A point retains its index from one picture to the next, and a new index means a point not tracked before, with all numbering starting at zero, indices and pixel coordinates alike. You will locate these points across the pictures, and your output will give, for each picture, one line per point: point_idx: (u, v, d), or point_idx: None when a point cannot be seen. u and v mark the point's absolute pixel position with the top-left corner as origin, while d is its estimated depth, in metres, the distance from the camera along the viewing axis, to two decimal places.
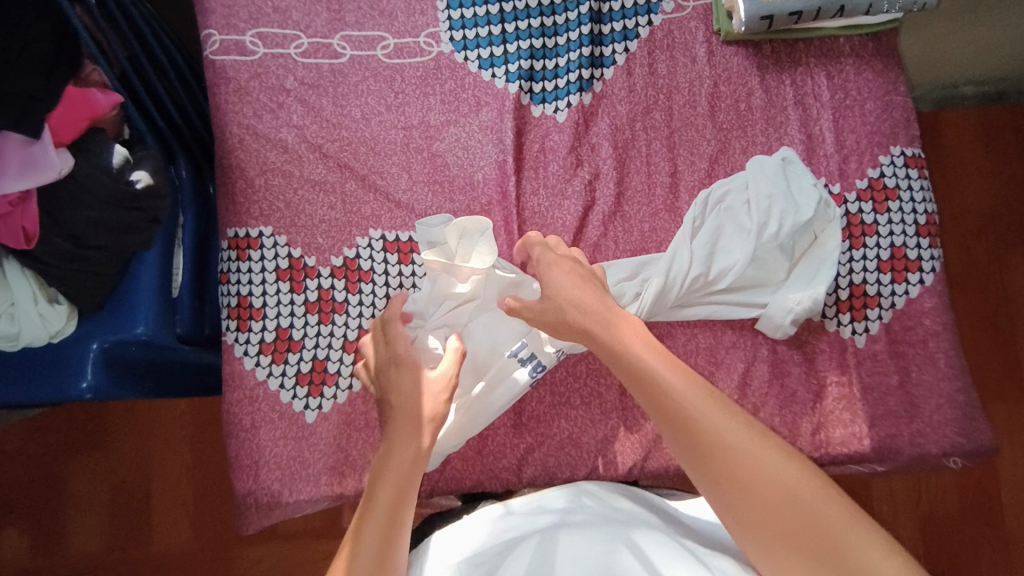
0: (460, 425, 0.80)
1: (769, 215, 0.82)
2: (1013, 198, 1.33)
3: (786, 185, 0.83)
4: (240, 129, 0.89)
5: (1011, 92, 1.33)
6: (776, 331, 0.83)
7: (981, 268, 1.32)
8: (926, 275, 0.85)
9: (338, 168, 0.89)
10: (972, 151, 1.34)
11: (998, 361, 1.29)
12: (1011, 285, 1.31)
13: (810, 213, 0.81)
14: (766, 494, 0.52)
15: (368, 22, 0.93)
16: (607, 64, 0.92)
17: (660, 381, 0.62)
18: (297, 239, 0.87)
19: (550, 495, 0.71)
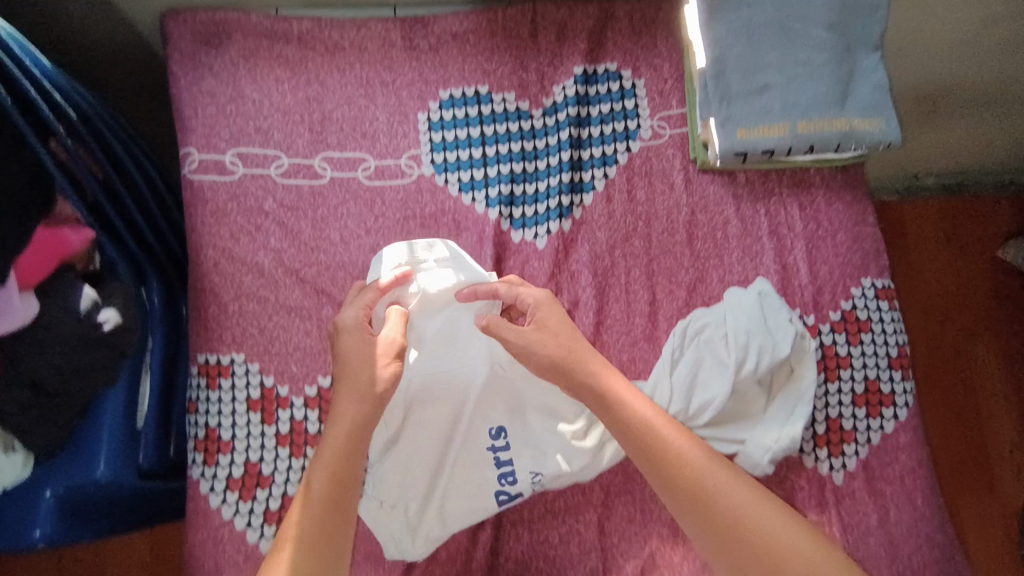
0: (426, 529, 0.79)
1: (747, 350, 0.83)
2: (974, 291, 1.37)
3: (763, 318, 0.84)
4: (215, 252, 0.88)
5: (971, 181, 1.39)
6: (755, 469, 0.82)
7: (945, 359, 1.35)
8: (900, 410, 0.87)
9: (314, 293, 0.88)
10: (934, 245, 1.39)
11: (965, 453, 1.31)
12: (973, 375, 1.34)
13: (786, 351, 0.82)
14: (736, 519, 0.67)
15: (350, 144, 0.93)
16: (587, 189, 0.93)
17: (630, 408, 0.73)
18: (270, 366, 0.85)
19: None
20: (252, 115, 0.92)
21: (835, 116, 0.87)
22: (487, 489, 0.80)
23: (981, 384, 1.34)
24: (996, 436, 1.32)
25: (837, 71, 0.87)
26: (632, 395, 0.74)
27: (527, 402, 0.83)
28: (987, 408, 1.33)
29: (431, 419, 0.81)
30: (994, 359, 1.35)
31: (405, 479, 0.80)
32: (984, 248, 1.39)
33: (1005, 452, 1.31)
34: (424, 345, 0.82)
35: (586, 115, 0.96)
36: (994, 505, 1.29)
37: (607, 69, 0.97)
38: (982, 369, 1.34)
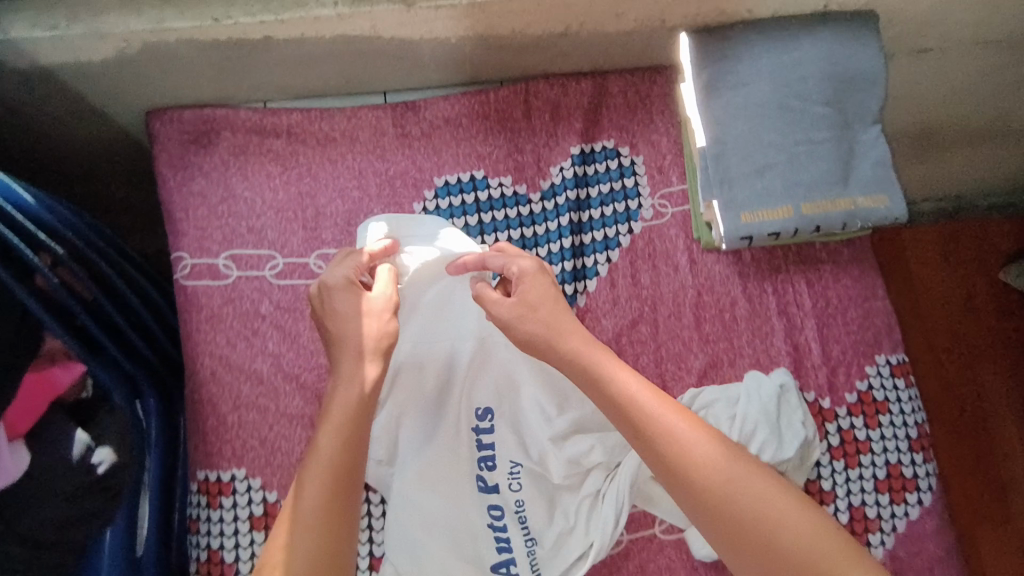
0: (409, 485, 0.82)
1: (751, 440, 0.80)
2: (980, 316, 1.34)
3: (777, 416, 0.82)
4: (212, 361, 0.85)
5: (965, 206, 1.41)
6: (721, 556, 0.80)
7: (955, 386, 1.32)
8: (923, 494, 0.85)
9: (316, 400, 0.85)
10: (937, 274, 1.35)
11: (981, 485, 1.28)
12: (984, 401, 1.32)
13: (790, 454, 0.80)
14: (757, 515, 0.61)
15: (345, 240, 0.91)
16: (590, 275, 0.91)
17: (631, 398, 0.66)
18: (273, 480, 0.82)
19: None
20: (244, 214, 0.90)
21: (839, 196, 0.86)
22: (476, 508, 0.83)
23: (992, 410, 1.31)
24: (1010, 463, 1.29)
25: (839, 148, 0.86)
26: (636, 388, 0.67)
27: (521, 385, 0.85)
28: (1001, 436, 1.30)
29: (421, 373, 0.85)
30: (1004, 383, 1.32)
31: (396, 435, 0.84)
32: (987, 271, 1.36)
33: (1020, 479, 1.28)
34: (420, 311, 0.83)
35: (585, 197, 0.94)
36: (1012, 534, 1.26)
37: (605, 148, 0.95)
38: (994, 395, 1.32)
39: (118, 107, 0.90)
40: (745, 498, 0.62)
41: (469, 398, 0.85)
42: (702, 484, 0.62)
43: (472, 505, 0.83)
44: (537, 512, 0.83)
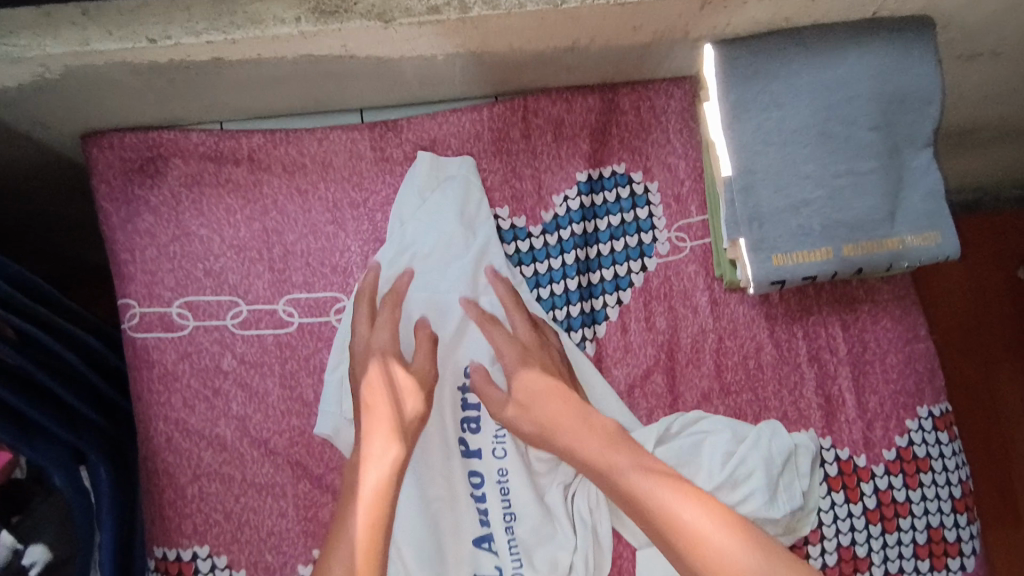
0: None
1: (739, 482, 0.74)
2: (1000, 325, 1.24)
3: (781, 469, 0.74)
4: (167, 425, 0.75)
5: (987, 199, 1.28)
6: None
7: (975, 392, 1.23)
8: (967, 559, 0.78)
9: (288, 466, 0.76)
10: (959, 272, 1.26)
11: (998, 494, 1.21)
12: (1005, 407, 1.22)
13: (779, 515, 0.73)
14: None
15: (318, 282, 0.80)
16: (599, 319, 0.81)
17: (667, 505, 0.61)
18: (241, 558, 0.74)
19: None
20: (201, 255, 0.79)
21: (885, 235, 0.76)
22: (456, 472, 0.75)
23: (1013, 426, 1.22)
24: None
25: (887, 178, 0.76)
26: (677, 495, 0.62)
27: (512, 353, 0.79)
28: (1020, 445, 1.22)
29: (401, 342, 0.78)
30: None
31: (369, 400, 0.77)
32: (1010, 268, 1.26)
33: None
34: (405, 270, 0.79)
35: (593, 230, 0.83)
36: None
37: (614, 173, 0.84)
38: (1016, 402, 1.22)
39: (45, 132, 0.76)
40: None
41: (460, 356, 0.78)
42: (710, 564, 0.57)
43: (453, 459, 0.75)
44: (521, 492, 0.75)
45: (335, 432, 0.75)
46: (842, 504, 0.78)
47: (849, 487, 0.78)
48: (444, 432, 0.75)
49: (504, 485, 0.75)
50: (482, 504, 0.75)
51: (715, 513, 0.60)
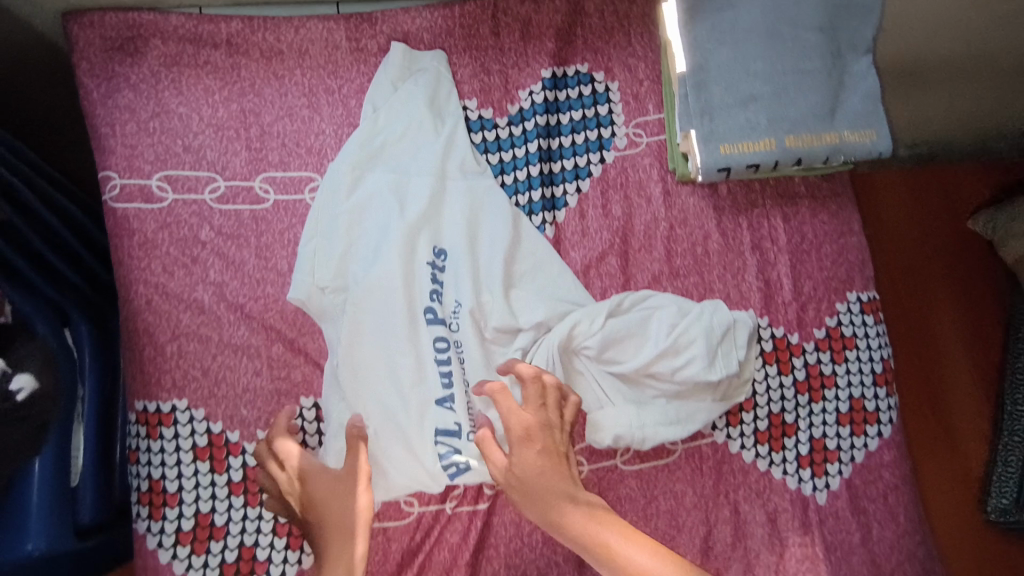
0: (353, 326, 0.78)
1: (683, 350, 0.80)
2: (940, 260, 1.34)
3: (719, 341, 0.81)
4: (147, 289, 0.80)
5: (942, 152, 1.34)
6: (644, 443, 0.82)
7: (910, 319, 1.32)
8: (884, 427, 0.86)
9: (263, 330, 0.81)
10: (904, 213, 1.36)
11: (929, 415, 1.28)
12: (936, 335, 1.32)
13: (716, 379, 0.80)
14: None
15: (293, 162, 0.84)
16: (559, 205, 0.87)
17: (616, 558, 0.67)
18: (217, 411, 0.80)
19: None
20: (180, 132, 0.82)
21: (824, 129, 0.81)
22: (422, 338, 0.79)
23: (952, 357, 1.30)
24: (963, 410, 1.29)
25: (828, 79, 0.81)
26: (620, 536, 0.68)
27: (478, 229, 0.83)
28: (948, 371, 1.30)
29: (372, 216, 0.82)
30: (959, 320, 1.32)
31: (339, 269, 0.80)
32: (954, 216, 1.36)
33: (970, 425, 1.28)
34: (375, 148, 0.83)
35: (556, 123, 0.88)
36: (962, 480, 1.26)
37: (578, 71, 0.89)
38: (949, 334, 1.31)
39: (26, 5, 0.79)
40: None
41: (429, 232, 0.82)
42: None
43: (417, 327, 0.79)
44: (478, 358, 0.80)
45: (308, 299, 0.80)
46: (775, 376, 0.86)
47: (781, 361, 0.86)
48: (409, 302, 0.79)
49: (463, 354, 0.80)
50: (444, 367, 0.79)
51: (654, 551, 0.67)
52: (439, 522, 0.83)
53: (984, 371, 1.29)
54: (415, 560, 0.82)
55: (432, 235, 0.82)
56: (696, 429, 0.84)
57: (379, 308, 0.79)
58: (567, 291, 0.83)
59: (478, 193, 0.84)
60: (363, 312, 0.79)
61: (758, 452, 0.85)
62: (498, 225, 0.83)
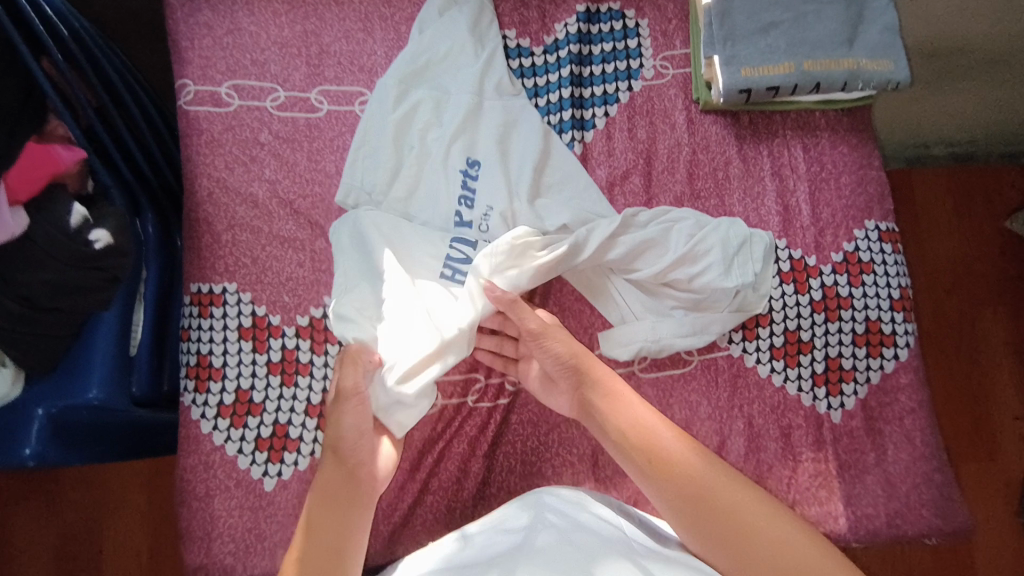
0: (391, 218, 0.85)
1: (698, 262, 0.84)
2: (979, 258, 1.35)
3: (736, 251, 0.84)
4: (210, 182, 0.88)
5: (979, 155, 1.33)
6: (660, 350, 0.85)
7: (951, 323, 1.33)
8: (901, 350, 0.86)
9: (308, 225, 0.88)
10: (944, 212, 1.37)
11: (968, 423, 1.29)
12: (979, 341, 1.32)
13: (732, 286, 0.83)
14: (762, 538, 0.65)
15: (347, 78, 0.92)
16: (588, 127, 0.93)
17: (654, 434, 0.72)
18: (262, 297, 0.86)
19: (511, 511, 0.72)
20: (249, 48, 0.92)
21: (842, 55, 0.86)
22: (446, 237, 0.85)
23: (987, 352, 1.32)
24: (999, 409, 1.29)
25: (844, 10, 0.86)
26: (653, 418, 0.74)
27: (512, 147, 0.90)
28: (987, 376, 1.31)
29: (414, 128, 0.89)
30: (1002, 330, 1.32)
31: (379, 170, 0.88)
32: (992, 216, 1.36)
33: (1007, 423, 1.29)
34: (423, 71, 0.91)
35: (587, 53, 0.95)
36: (996, 475, 1.27)
37: (610, 9, 0.96)
38: (991, 340, 1.32)
39: None
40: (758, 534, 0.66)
41: (466, 146, 0.89)
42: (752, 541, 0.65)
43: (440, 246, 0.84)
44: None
45: (355, 202, 0.87)
46: (791, 294, 0.87)
47: (798, 281, 0.87)
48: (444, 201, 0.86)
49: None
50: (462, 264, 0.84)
51: (678, 435, 0.73)
52: (460, 415, 0.86)
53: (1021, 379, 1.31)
54: (435, 448, 0.85)
55: (467, 148, 0.89)
56: (712, 339, 0.85)
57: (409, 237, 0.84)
58: (590, 201, 0.89)
59: (513, 111, 0.91)
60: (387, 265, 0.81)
61: (773, 367, 0.85)
62: (531, 141, 0.89)
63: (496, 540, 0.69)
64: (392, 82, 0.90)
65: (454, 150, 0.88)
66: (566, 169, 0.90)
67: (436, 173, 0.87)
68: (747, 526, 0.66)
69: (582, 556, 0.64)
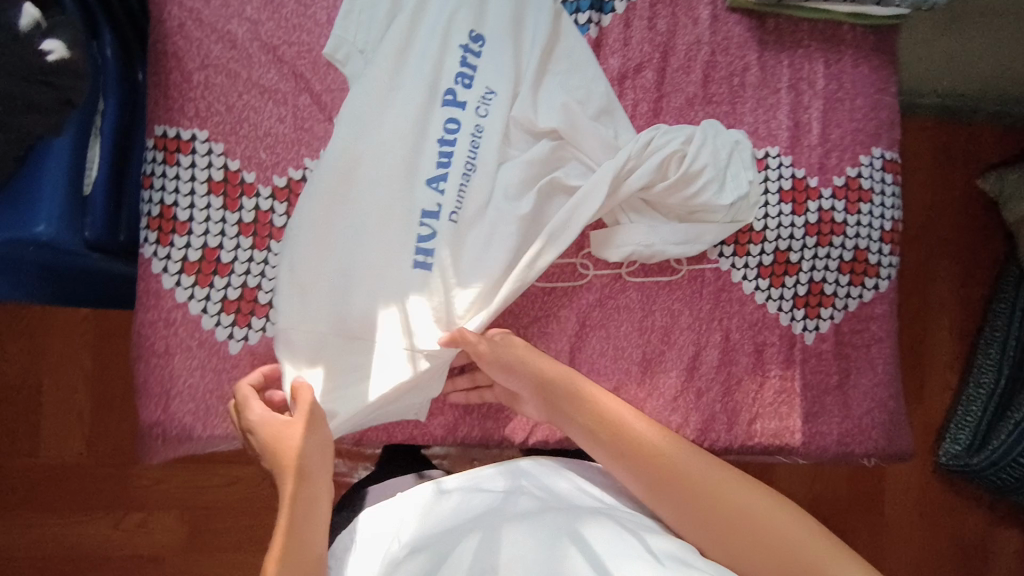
0: (380, 88, 0.78)
1: (697, 176, 0.80)
2: (954, 210, 1.37)
3: (727, 162, 0.81)
4: (181, 11, 0.79)
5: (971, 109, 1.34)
6: (652, 257, 0.83)
7: (911, 271, 1.36)
8: (881, 282, 0.87)
9: (292, 77, 0.80)
10: (929, 162, 1.37)
11: (911, 365, 1.35)
12: (931, 291, 1.36)
13: (728, 201, 0.80)
14: (763, 533, 0.58)
15: None
16: (606, 10, 0.86)
17: (630, 431, 0.66)
18: (236, 150, 0.79)
19: (488, 473, 0.65)
20: None
21: None
22: (434, 115, 0.79)
23: (937, 303, 1.36)
24: (941, 354, 1.36)
25: None
26: (628, 414, 0.68)
27: (524, 25, 0.82)
28: (936, 322, 1.36)
29: None
30: (951, 284, 1.37)
31: (369, 30, 0.79)
32: (975, 172, 1.38)
33: (944, 369, 1.36)
34: None
35: None
36: (922, 417, 1.35)
37: None
38: (944, 291, 1.36)
39: None
40: (755, 526, 0.59)
41: (471, 16, 0.81)
42: (754, 539, 0.58)
43: (427, 140, 0.78)
44: (490, 153, 0.79)
45: (344, 58, 0.79)
46: (788, 214, 0.85)
47: (797, 202, 0.85)
48: (435, 78, 0.79)
49: (477, 139, 0.80)
50: (447, 148, 0.79)
51: (659, 427, 0.66)
52: None
53: (963, 331, 1.37)
54: None
55: (471, 18, 0.81)
56: (703, 250, 0.84)
57: (396, 130, 0.77)
58: (597, 93, 0.82)
59: None
60: (353, 197, 0.76)
61: (758, 285, 0.85)
62: (540, 22, 0.82)
63: (471, 497, 0.61)
64: None
65: (457, 19, 0.80)
66: (572, 56, 0.83)
67: (436, 42, 0.79)
68: (745, 521, 0.59)
69: (565, 517, 0.54)
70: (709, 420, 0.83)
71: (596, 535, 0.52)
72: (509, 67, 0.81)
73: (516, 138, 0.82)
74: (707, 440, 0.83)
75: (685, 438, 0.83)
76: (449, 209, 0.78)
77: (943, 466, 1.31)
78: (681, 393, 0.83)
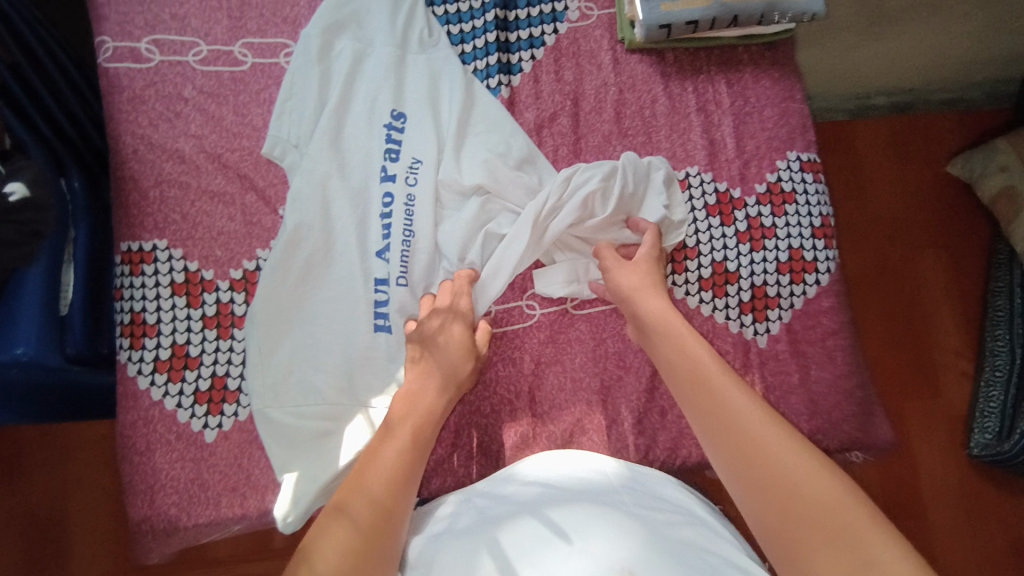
0: (316, 176, 0.85)
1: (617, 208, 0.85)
2: (920, 198, 1.38)
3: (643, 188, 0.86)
4: (135, 139, 0.88)
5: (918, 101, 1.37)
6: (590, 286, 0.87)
7: (891, 266, 1.35)
8: (822, 276, 0.88)
9: (237, 179, 0.88)
10: (883, 157, 1.39)
11: (909, 360, 1.31)
12: (918, 281, 1.35)
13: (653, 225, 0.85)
14: (772, 465, 0.52)
15: (271, 29, 0.92)
16: (515, 71, 0.93)
17: (693, 356, 0.66)
18: (194, 252, 0.86)
19: (445, 503, 0.68)
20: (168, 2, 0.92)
21: None
22: (370, 192, 0.86)
23: (927, 290, 1.34)
24: (942, 343, 1.32)
25: None
26: (698, 345, 0.67)
27: (440, 96, 0.90)
28: (932, 310, 1.33)
29: (334, 85, 0.89)
30: (936, 271, 1.35)
31: (302, 127, 0.87)
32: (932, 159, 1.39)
33: (948, 356, 1.31)
34: (345, 31, 0.91)
35: None
36: (937, 412, 1.29)
37: None
38: (931, 278, 1.35)
39: None
40: (769, 457, 0.53)
41: (390, 98, 0.89)
42: (763, 473, 0.52)
43: (370, 218, 0.85)
44: (426, 218, 0.85)
45: (282, 153, 0.87)
46: (718, 226, 0.89)
47: (724, 214, 0.89)
48: (367, 159, 0.86)
49: (411, 207, 0.86)
50: (387, 220, 0.85)
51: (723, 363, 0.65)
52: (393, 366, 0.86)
53: (958, 316, 1.34)
54: None
55: (390, 100, 0.88)
56: None
57: (336, 213, 0.84)
58: (516, 146, 0.88)
59: (436, 62, 0.91)
60: (309, 278, 0.83)
61: (702, 298, 0.88)
62: (456, 92, 0.89)
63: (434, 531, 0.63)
64: (308, 46, 0.89)
65: (378, 103, 0.88)
66: (489, 117, 0.89)
67: (362, 127, 0.87)
68: (759, 453, 0.54)
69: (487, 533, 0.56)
70: (677, 437, 0.84)
71: (514, 540, 0.54)
72: (432, 137, 0.87)
73: (447, 199, 0.88)
74: (679, 458, 0.83)
75: (656, 458, 0.83)
76: (396, 278, 0.84)
77: (974, 457, 1.25)
78: (644, 415, 0.84)
